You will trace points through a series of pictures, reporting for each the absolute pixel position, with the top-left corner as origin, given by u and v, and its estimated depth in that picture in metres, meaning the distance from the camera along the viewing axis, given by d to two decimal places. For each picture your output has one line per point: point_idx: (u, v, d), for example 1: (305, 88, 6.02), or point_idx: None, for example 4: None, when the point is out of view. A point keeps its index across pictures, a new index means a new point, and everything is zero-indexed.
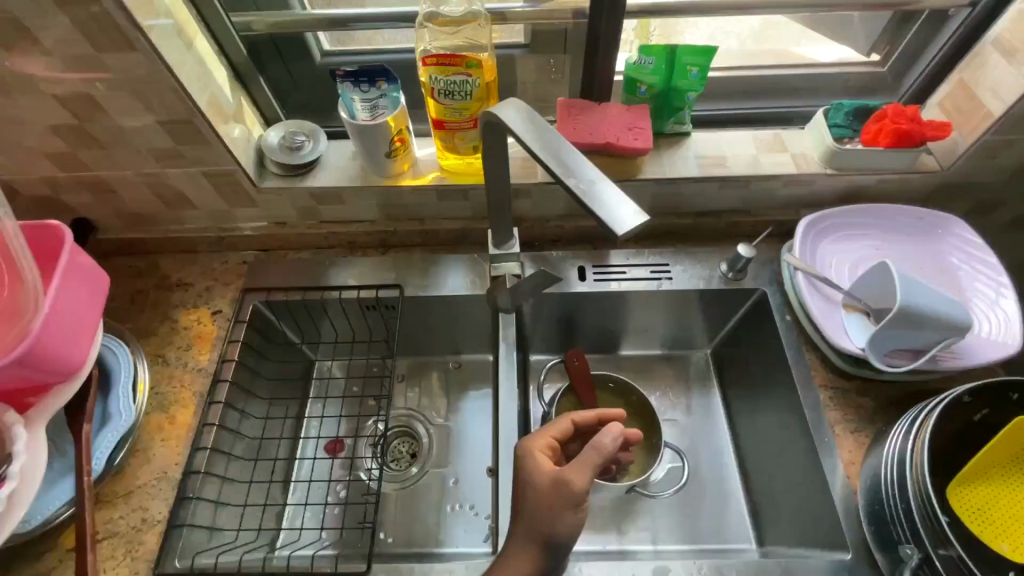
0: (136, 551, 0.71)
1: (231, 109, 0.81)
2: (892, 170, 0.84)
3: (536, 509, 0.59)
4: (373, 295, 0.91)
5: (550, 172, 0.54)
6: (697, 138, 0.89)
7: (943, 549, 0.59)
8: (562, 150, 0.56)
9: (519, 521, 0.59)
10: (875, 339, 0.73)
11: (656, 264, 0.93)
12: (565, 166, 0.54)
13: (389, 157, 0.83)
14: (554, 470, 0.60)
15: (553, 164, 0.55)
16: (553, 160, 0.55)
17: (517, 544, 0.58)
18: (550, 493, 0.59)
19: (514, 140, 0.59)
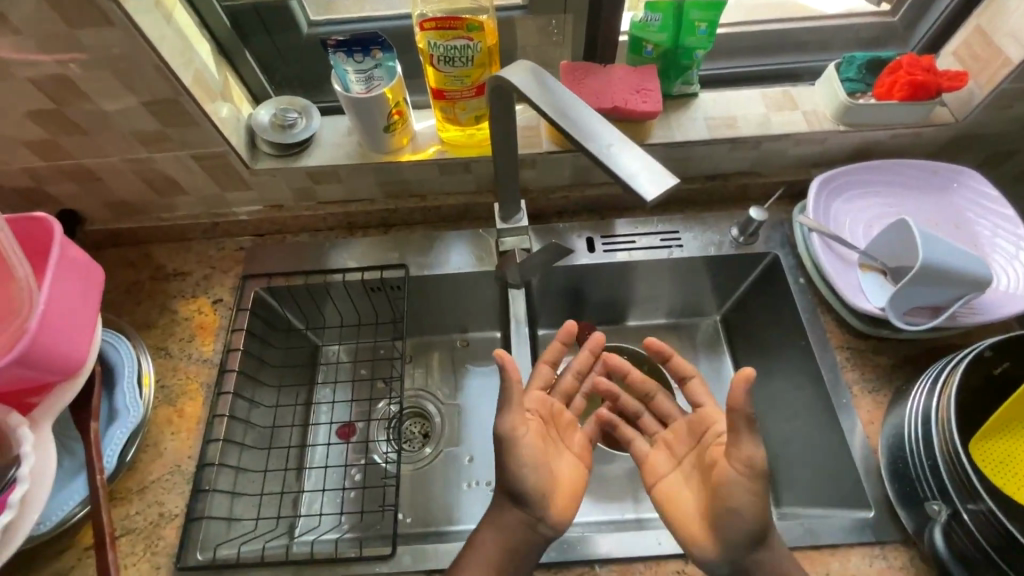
0: (156, 546, 0.70)
1: (217, 86, 0.76)
2: (905, 124, 0.82)
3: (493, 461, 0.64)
4: (378, 277, 0.89)
5: (568, 138, 0.52)
6: (705, 99, 0.86)
7: (973, 503, 0.57)
8: (579, 115, 0.53)
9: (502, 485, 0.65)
10: (895, 299, 0.72)
11: (665, 232, 0.91)
12: (581, 128, 0.52)
13: (387, 132, 0.80)
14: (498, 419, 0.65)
15: (568, 126, 0.52)
16: (572, 125, 0.52)
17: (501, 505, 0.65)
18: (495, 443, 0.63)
19: (528, 105, 0.55)
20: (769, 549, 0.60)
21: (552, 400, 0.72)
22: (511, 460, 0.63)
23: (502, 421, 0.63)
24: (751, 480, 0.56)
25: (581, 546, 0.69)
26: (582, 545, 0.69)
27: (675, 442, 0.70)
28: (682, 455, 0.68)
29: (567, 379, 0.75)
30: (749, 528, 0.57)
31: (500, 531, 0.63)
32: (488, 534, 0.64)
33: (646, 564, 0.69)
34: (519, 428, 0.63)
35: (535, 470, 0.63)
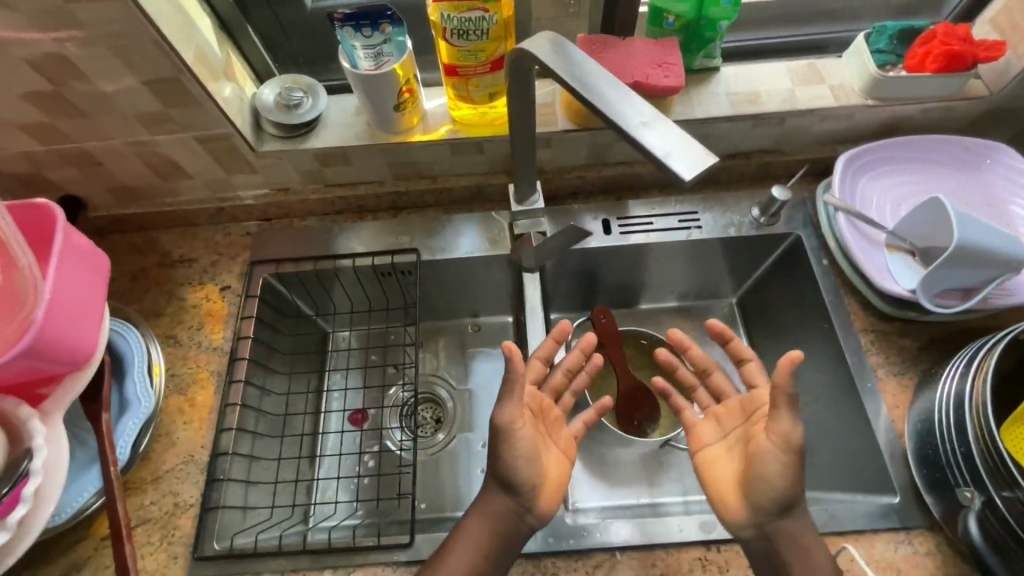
0: (172, 536, 0.70)
1: (220, 64, 0.73)
2: (938, 98, 0.79)
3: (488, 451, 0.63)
4: (389, 261, 0.87)
5: (598, 115, 0.49)
6: (728, 73, 0.82)
7: (1007, 491, 0.55)
8: (609, 90, 0.50)
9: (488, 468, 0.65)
10: (925, 281, 0.69)
11: (683, 213, 0.88)
12: (609, 103, 0.49)
13: (397, 111, 0.77)
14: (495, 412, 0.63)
15: (595, 99, 0.50)
16: (601, 101, 0.49)
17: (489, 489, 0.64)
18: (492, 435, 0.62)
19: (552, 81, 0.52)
20: (777, 527, 0.59)
21: (543, 394, 0.71)
22: (507, 452, 0.62)
23: (501, 412, 0.61)
24: (785, 452, 0.56)
25: (597, 532, 0.68)
26: (600, 532, 0.68)
27: (726, 417, 0.68)
28: (729, 428, 0.67)
29: (556, 376, 0.73)
30: (779, 498, 0.58)
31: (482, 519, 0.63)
32: (472, 523, 0.63)
33: (668, 551, 0.67)
34: (517, 420, 0.61)
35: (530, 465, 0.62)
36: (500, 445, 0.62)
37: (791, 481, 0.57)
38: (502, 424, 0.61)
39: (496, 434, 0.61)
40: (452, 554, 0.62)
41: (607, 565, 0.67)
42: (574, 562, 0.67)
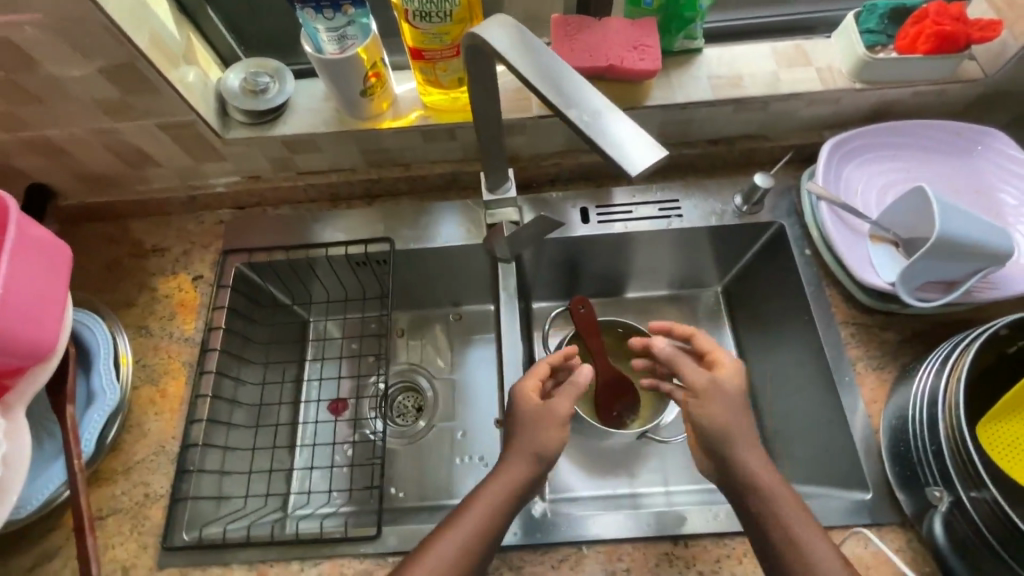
0: (142, 526, 0.70)
1: (179, 48, 0.71)
2: (929, 81, 0.75)
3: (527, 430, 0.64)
4: (362, 251, 0.85)
5: (549, 104, 0.46)
6: (710, 56, 0.79)
7: (975, 492, 0.54)
8: (562, 78, 0.47)
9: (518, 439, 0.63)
10: (906, 273, 0.67)
11: (664, 201, 0.86)
12: (564, 92, 0.46)
13: (365, 97, 0.75)
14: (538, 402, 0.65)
15: (548, 90, 0.47)
16: (550, 89, 0.47)
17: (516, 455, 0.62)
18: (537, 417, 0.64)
19: (505, 67, 0.50)
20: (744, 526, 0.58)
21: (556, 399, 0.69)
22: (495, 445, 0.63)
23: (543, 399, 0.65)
24: (700, 397, 0.63)
25: (566, 526, 0.68)
26: (570, 527, 0.68)
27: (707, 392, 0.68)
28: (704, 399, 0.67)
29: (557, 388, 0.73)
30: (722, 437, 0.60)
31: (483, 505, 0.59)
32: (464, 516, 0.58)
33: (635, 546, 0.67)
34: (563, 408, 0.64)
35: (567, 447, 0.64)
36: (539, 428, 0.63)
37: (725, 418, 0.61)
38: (553, 410, 0.64)
39: (543, 412, 0.64)
40: (440, 543, 0.56)
41: (573, 559, 0.67)
42: (541, 555, 0.67)
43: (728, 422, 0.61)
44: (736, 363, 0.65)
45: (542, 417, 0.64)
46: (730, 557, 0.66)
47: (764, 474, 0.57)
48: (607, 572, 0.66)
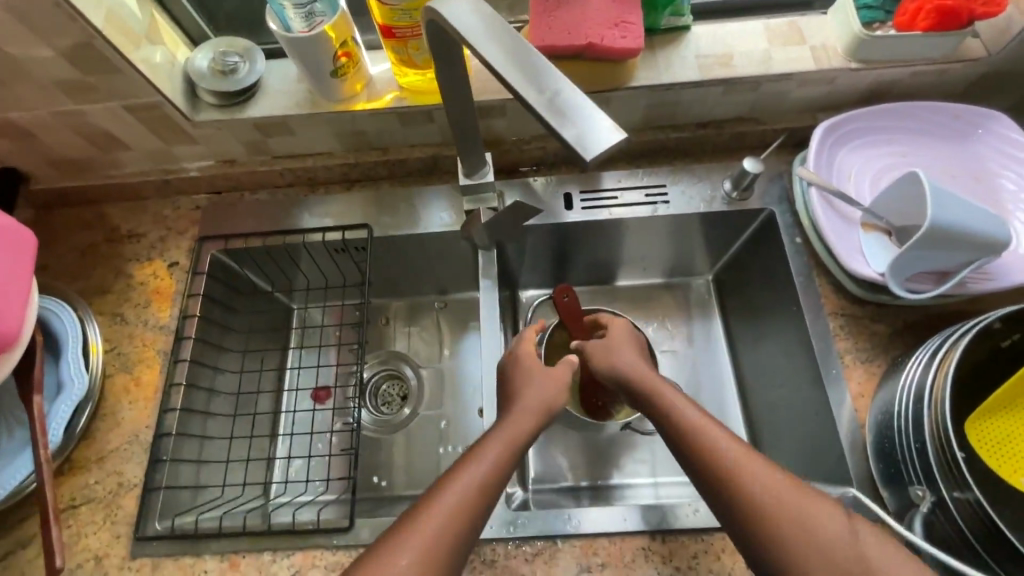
0: (115, 515, 0.70)
1: (141, 27, 0.68)
2: (928, 60, 0.71)
3: (519, 380, 0.67)
4: (340, 238, 0.83)
5: (508, 86, 0.44)
6: (699, 33, 0.76)
7: (958, 492, 0.53)
8: (526, 58, 0.44)
9: (522, 400, 0.64)
10: (897, 263, 0.64)
11: (651, 187, 0.82)
12: (528, 73, 0.44)
13: (336, 77, 0.72)
14: (528, 360, 0.69)
15: (507, 72, 0.44)
16: (511, 70, 0.44)
17: (520, 413, 0.62)
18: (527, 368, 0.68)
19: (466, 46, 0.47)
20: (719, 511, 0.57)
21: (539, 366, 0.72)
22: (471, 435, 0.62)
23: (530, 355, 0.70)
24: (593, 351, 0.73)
25: (539, 520, 0.67)
26: (546, 521, 0.67)
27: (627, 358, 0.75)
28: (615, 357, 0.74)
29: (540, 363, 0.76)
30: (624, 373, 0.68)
31: (484, 462, 0.56)
32: (465, 472, 0.55)
33: (611, 540, 0.66)
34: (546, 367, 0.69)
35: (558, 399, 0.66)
36: (528, 381, 0.66)
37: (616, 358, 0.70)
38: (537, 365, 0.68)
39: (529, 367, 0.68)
40: (440, 499, 0.52)
41: (548, 553, 0.66)
42: (516, 549, 0.66)
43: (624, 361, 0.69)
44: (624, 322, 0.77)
45: (537, 377, 0.67)
46: (707, 552, 0.65)
47: (733, 450, 0.54)
48: (582, 567, 0.65)
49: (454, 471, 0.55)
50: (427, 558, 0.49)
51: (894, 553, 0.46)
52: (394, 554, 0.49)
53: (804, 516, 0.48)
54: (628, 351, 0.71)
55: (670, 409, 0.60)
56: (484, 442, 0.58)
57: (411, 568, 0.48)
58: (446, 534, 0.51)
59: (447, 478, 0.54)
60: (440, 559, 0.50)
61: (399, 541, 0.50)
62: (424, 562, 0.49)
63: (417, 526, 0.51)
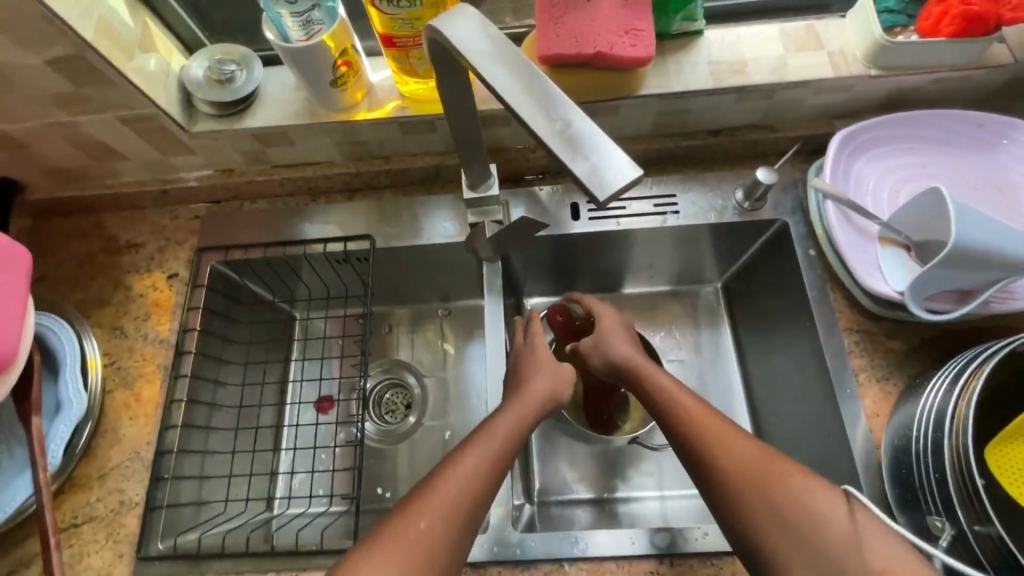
0: (117, 534, 0.69)
1: (134, 36, 0.66)
2: (952, 66, 0.69)
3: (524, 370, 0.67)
4: (342, 249, 0.81)
5: (516, 116, 0.42)
6: (711, 38, 0.73)
7: (980, 526, 0.51)
8: (535, 86, 0.42)
9: (525, 391, 0.64)
10: (916, 283, 0.62)
11: (661, 197, 0.80)
12: (538, 103, 0.42)
13: (336, 87, 0.70)
14: (532, 353, 0.69)
15: (514, 98, 0.42)
16: (519, 98, 0.42)
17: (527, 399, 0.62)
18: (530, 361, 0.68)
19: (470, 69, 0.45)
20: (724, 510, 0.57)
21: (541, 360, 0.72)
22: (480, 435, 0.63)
23: (532, 350, 0.70)
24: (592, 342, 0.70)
25: (542, 542, 0.66)
26: (552, 543, 0.66)
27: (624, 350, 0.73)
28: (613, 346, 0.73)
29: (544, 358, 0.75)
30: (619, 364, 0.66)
31: (495, 436, 0.58)
32: (476, 444, 0.57)
33: (618, 563, 0.65)
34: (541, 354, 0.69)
35: (562, 389, 0.66)
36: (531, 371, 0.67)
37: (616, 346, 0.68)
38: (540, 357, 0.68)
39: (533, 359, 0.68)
40: (455, 469, 0.55)
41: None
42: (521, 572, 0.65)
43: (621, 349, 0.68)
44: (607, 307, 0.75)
45: (543, 368, 0.67)
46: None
47: (719, 433, 0.54)
48: None
49: (466, 442, 0.58)
50: (444, 524, 0.51)
51: (882, 538, 0.46)
52: (411, 519, 0.51)
53: (786, 498, 0.49)
54: (625, 342, 0.69)
55: (663, 395, 0.60)
56: (495, 417, 0.60)
57: (431, 529, 0.51)
58: (462, 504, 0.53)
59: (461, 447, 0.57)
60: (450, 529, 0.51)
61: (416, 508, 0.52)
62: (445, 526, 0.51)
63: (434, 493, 0.53)
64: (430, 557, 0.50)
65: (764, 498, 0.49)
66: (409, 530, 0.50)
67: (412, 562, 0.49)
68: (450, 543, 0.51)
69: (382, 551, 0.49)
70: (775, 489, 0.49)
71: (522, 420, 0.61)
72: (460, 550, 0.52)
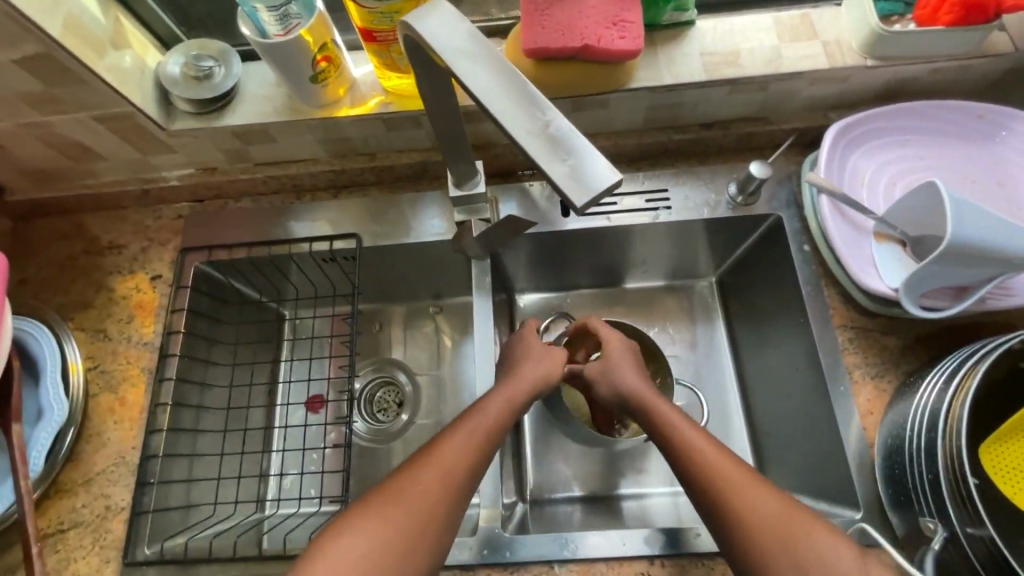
0: (104, 539, 0.68)
1: (105, 33, 0.64)
2: (950, 56, 0.67)
3: (517, 354, 0.70)
4: (328, 248, 0.79)
5: (495, 122, 0.40)
6: (702, 29, 0.71)
7: (972, 528, 0.50)
8: (518, 89, 0.41)
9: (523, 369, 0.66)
10: (911, 279, 0.61)
11: (652, 191, 0.78)
12: (518, 105, 0.41)
13: (316, 83, 0.68)
14: (528, 340, 0.71)
15: (494, 103, 0.41)
16: (500, 105, 0.41)
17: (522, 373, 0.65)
18: (522, 348, 0.70)
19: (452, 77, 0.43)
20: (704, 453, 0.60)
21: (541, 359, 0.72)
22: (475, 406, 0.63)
23: (528, 339, 0.71)
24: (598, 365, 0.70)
25: (532, 544, 0.65)
26: (541, 544, 0.65)
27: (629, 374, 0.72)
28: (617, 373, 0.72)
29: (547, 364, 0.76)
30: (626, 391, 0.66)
31: (488, 412, 0.59)
32: (470, 420, 0.58)
33: (609, 565, 0.64)
34: (535, 346, 0.70)
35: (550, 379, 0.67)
36: (522, 356, 0.69)
37: (619, 363, 0.69)
38: (533, 347, 0.70)
39: (526, 346, 0.70)
40: (447, 442, 0.56)
41: None
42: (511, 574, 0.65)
43: (624, 371, 0.68)
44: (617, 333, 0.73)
45: (536, 353, 0.69)
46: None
47: (738, 483, 0.52)
48: None
49: (461, 417, 0.59)
50: (435, 492, 0.52)
51: None
52: (402, 489, 0.52)
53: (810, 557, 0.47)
54: (632, 370, 0.68)
55: (668, 427, 0.59)
56: (486, 397, 0.61)
57: (431, 484, 0.53)
58: (465, 456, 0.55)
59: (456, 422, 0.58)
60: (441, 502, 0.52)
61: (408, 477, 0.53)
62: (442, 486, 0.53)
63: (425, 463, 0.54)
64: (418, 526, 0.51)
65: (780, 549, 0.48)
66: (400, 498, 0.52)
67: (401, 532, 0.50)
68: (440, 515, 0.52)
69: (370, 515, 0.50)
70: (792, 535, 0.48)
71: (513, 400, 0.62)
72: (454, 515, 0.53)
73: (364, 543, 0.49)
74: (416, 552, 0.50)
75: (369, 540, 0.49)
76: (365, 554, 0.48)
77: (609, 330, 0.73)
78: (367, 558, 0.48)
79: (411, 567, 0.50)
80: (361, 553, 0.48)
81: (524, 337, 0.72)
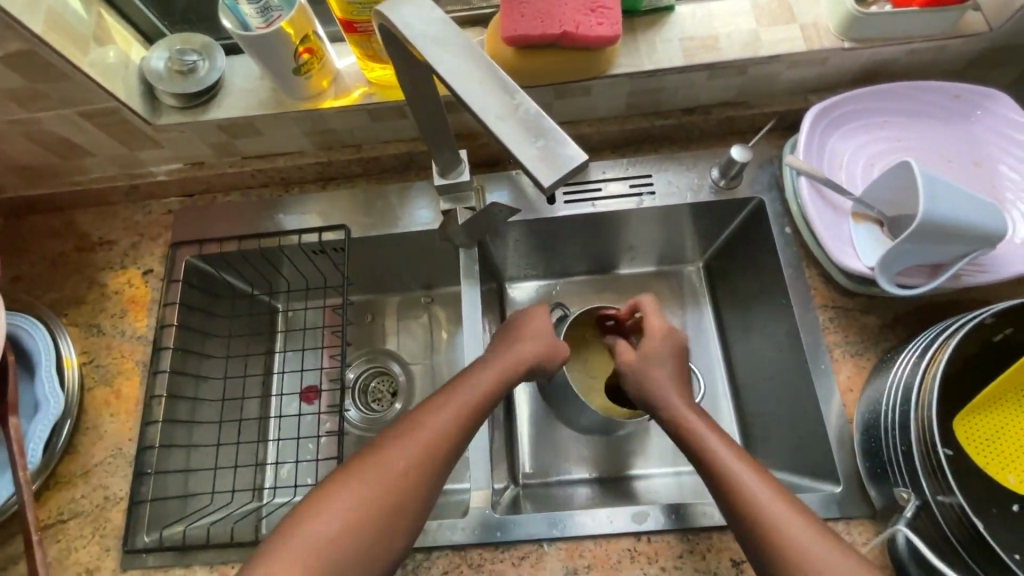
0: (103, 528, 0.70)
1: (88, 28, 0.64)
2: (926, 37, 0.67)
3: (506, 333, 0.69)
4: (317, 240, 0.80)
5: (472, 111, 0.41)
6: (682, 14, 0.72)
7: (943, 496, 0.52)
8: (495, 80, 0.42)
9: (519, 339, 0.67)
10: (888, 256, 0.62)
11: (636, 177, 0.79)
12: (494, 94, 0.42)
13: (299, 75, 0.68)
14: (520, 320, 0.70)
15: (472, 96, 0.42)
16: (475, 96, 0.42)
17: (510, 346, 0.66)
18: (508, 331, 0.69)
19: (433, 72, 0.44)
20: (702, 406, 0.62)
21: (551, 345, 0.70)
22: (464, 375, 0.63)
23: (524, 321, 0.69)
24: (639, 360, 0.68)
25: (521, 525, 0.67)
26: (531, 524, 0.67)
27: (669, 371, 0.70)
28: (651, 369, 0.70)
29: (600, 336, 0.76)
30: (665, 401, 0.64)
31: (477, 388, 0.61)
32: (456, 396, 0.60)
33: (597, 542, 0.66)
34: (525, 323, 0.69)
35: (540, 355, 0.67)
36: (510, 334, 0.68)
37: (657, 369, 0.67)
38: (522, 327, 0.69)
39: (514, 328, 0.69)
40: (433, 414, 0.57)
41: (533, 556, 0.66)
42: (502, 553, 0.66)
43: (660, 377, 0.66)
44: (668, 329, 0.70)
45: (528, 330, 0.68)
46: (692, 551, 0.65)
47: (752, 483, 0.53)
48: (567, 569, 0.65)
49: (449, 386, 0.61)
50: (416, 467, 0.54)
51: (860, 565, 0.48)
52: (386, 462, 0.54)
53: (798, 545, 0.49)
54: (667, 373, 0.66)
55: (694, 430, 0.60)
56: (476, 371, 0.63)
57: (408, 465, 0.54)
58: (450, 434, 0.57)
59: (444, 396, 0.59)
60: (421, 474, 0.54)
61: (392, 450, 0.55)
62: (421, 462, 0.54)
63: (412, 434, 0.56)
64: (399, 500, 0.52)
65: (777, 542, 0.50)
66: (377, 471, 0.53)
67: (378, 505, 0.51)
68: (418, 490, 0.54)
69: (363, 480, 0.52)
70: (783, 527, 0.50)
71: (505, 375, 0.63)
72: (433, 487, 0.55)
73: (355, 503, 0.51)
74: (397, 521, 0.52)
75: (357, 506, 0.51)
76: (342, 527, 0.50)
77: (655, 318, 0.70)
78: (344, 531, 0.50)
79: (388, 538, 0.52)
80: (337, 527, 0.50)
81: (521, 316, 0.70)
